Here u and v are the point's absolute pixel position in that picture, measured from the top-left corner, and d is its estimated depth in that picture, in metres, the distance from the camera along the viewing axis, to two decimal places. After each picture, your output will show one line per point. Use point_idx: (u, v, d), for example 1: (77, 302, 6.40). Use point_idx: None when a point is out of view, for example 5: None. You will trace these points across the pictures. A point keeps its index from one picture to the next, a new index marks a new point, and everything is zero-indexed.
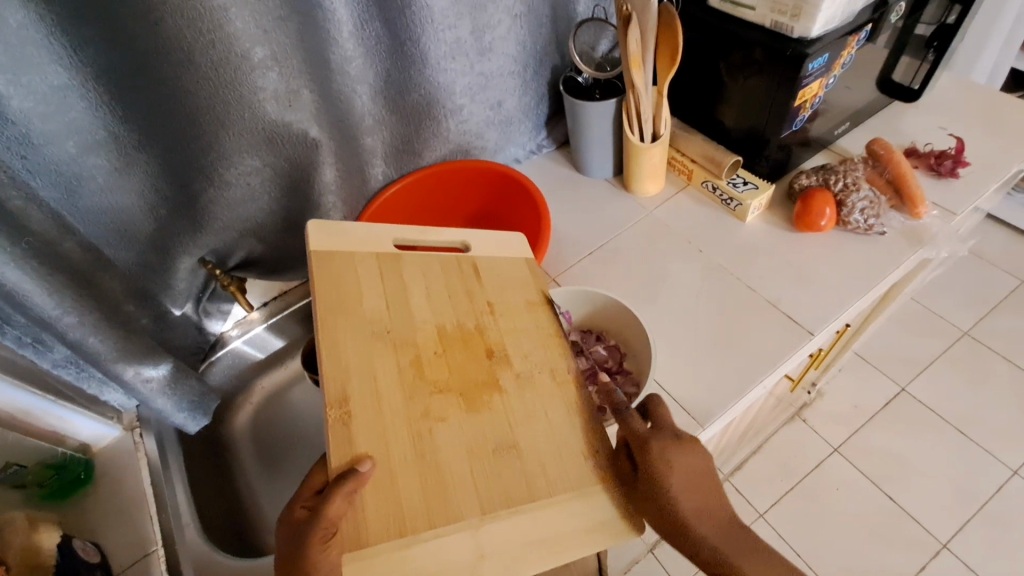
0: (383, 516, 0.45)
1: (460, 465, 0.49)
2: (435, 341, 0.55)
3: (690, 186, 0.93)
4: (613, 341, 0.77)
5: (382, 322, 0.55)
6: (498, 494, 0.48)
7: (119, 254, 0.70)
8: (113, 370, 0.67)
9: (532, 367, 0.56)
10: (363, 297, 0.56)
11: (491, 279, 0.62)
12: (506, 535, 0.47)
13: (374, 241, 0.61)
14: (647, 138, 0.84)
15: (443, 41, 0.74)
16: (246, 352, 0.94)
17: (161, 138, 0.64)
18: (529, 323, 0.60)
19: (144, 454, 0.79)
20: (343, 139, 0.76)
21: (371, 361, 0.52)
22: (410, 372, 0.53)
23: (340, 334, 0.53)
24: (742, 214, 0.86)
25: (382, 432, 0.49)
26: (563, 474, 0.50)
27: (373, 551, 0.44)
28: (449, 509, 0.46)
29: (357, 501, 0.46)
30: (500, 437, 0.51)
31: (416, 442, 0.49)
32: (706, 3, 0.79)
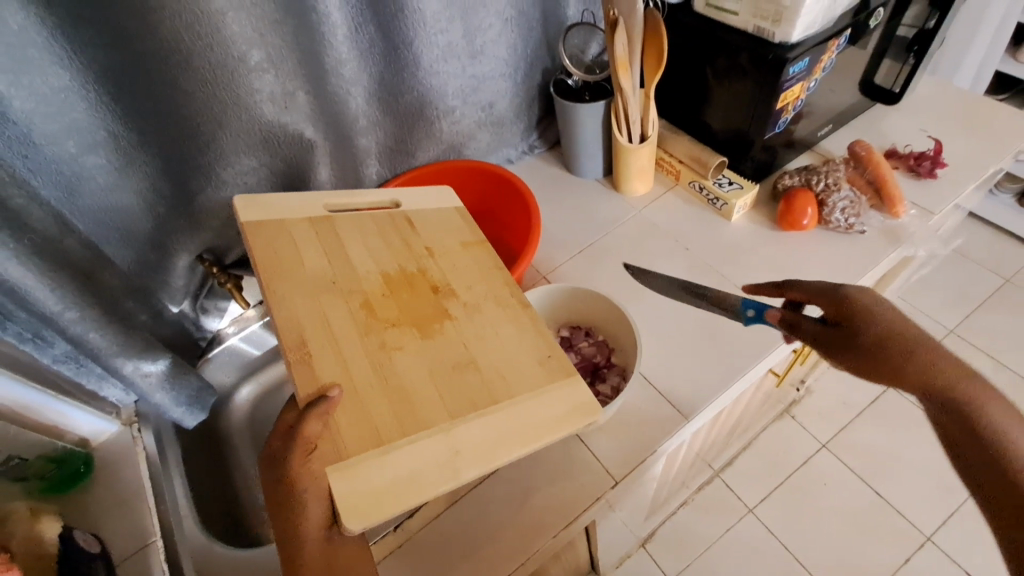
0: (359, 433, 0.49)
1: (421, 382, 0.53)
2: (381, 285, 0.59)
3: (678, 186, 0.95)
4: (601, 337, 0.80)
5: (326, 277, 0.59)
6: (462, 401, 0.52)
7: (118, 252, 0.72)
8: (113, 365, 0.69)
9: (477, 295, 0.61)
10: (302, 257, 0.59)
11: (426, 229, 0.67)
12: (479, 433, 0.51)
13: (308, 208, 0.65)
14: (634, 139, 0.86)
15: (436, 45, 0.76)
16: (242, 348, 0.95)
17: (158, 138, 0.65)
18: (468, 261, 0.64)
19: (143, 448, 0.80)
20: (337, 140, 0.77)
21: (321, 310, 0.56)
22: (360, 314, 0.56)
23: (285, 292, 0.56)
24: (728, 213, 0.89)
25: (342, 364, 0.52)
26: (521, 377, 0.55)
27: (356, 458, 0.47)
28: (420, 417, 0.50)
29: (332, 423, 0.49)
30: (456, 357, 0.55)
31: (376, 369, 0.53)
32: (691, 8, 0.81)
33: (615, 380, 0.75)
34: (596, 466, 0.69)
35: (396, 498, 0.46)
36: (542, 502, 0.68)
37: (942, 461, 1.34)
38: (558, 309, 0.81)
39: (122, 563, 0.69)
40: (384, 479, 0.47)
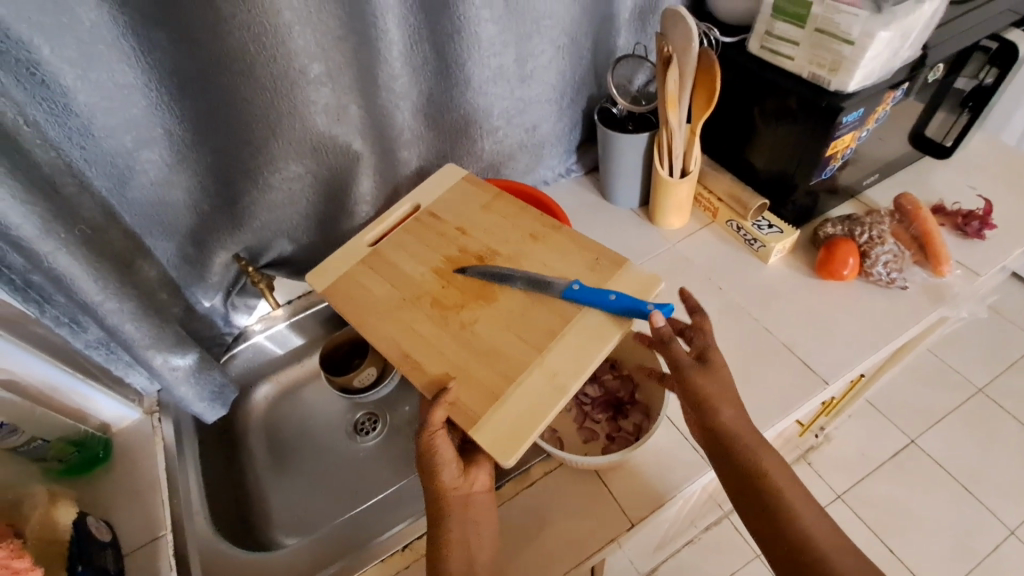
0: (479, 399, 0.61)
1: (502, 340, 0.66)
2: (437, 279, 0.72)
3: (714, 223, 0.94)
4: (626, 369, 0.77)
5: (395, 295, 0.72)
6: (538, 336, 0.65)
7: (159, 243, 0.73)
8: (144, 356, 0.69)
9: (515, 246, 0.74)
10: (376, 290, 0.72)
11: (446, 212, 0.78)
12: (563, 358, 0.64)
13: (353, 250, 0.77)
14: (676, 173, 0.86)
15: (488, 67, 0.76)
16: (266, 347, 0.96)
17: (212, 139, 0.67)
18: (495, 220, 0.77)
19: (161, 438, 0.81)
20: (383, 152, 0.78)
21: (404, 322, 0.68)
22: (433, 312, 0.69)
23: (376, 322, 0.69)
24: (765, 255, 0.87)
25: (440, 355, 0.65)
26: (568, 302, 0.68)
27: (486, 417, 0.60)
28: (514, 362, 0.64)
29: (456, 401, 0.62)
30: (521, 311, 0.68)
31: (466, 344, 0.66)
32: (744, 47, 0.80)
33: (638, 417, 0.74)
34: (614, 506, 0.67)
35: (527, 426, 0.59)
36: (556, 536, 0.66)
37: (961, 525, 1.29)
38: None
39: (133, 553, 0.71)
40: (513, 417, 0.60)
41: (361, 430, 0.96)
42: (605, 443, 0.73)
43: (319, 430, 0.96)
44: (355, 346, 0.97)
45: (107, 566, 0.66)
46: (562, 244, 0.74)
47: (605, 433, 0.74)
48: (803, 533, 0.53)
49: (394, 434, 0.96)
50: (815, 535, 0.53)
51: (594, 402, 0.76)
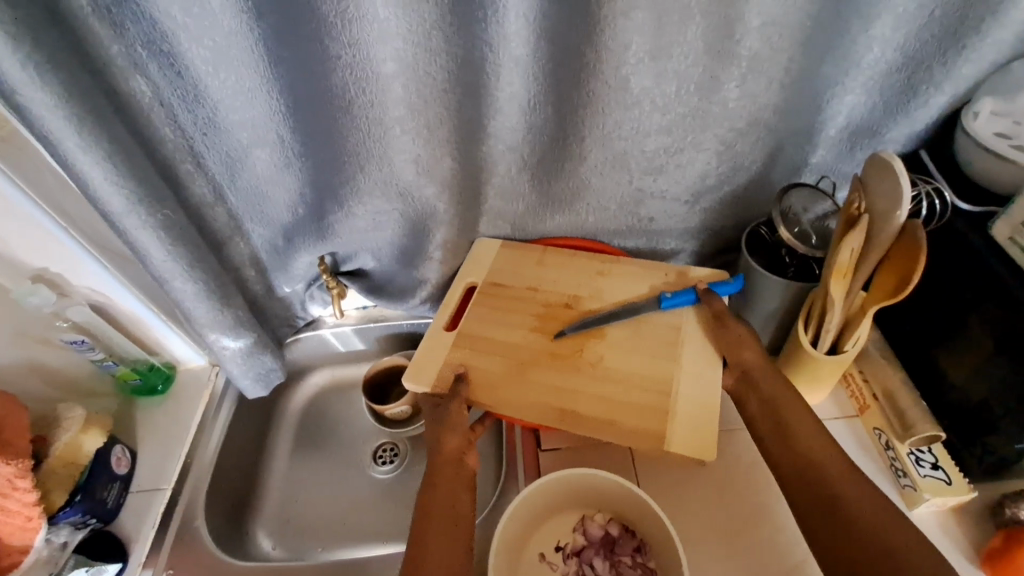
0: (647, 419, 0.61)
1: (635, 366, 0.65)
2: (538, 333, 0.70)
3: (858, 420, 0.70)
4: (651, 562, 0.61)
5: (502, 369, 0.67)
6: (657, 348, 0.66)
7: (256, 229, 0.76)
8: (201, 330, 0.73)
9: (599, 289, 0.74)
10: (488, 369, 0.68)
11: (508, 279, 0.76)
12: (698, 354, 0.65)
13: (439, 338, 0.72)
14: (822, 348, 0.65)
15: (611, 150, 0.66)
16: (330, 341, 0.98)
17: (317, 155, 0.66)
18: (563, 269, 0.76)
19: (210, 388, 0.87)
20: (469, 201, 0.74)
21: (535, 381, 0.66)
22: (555, 363, 0.67)
23: (508, 397, 0.65)
24: (909, 500, 0.62)
25: (590, 392, 0.64)
26: (665, 317, 0.69)
27: (672, 433, 0.60)
28: (656, 377, 0.64)
29: (628, 429, 0.61)
30: (634, 333, 0.68)
31: (608, 378, 0.64)
32: (988, 226, 0.56)
33: None
34: None
35: (710, 427, 0.60)
36: None
37: None
38: (621, 505, 0.63)
39: (135, 492, 0.76)
40: (697, 423, 0.60)
41: (379, 459, 0.93)
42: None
43: (345, 437, 0.96)
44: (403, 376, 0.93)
45: (106, 500, 0.72)
46: (632, 270, 0.75)
47: None
48: (818, 474, 0.54)
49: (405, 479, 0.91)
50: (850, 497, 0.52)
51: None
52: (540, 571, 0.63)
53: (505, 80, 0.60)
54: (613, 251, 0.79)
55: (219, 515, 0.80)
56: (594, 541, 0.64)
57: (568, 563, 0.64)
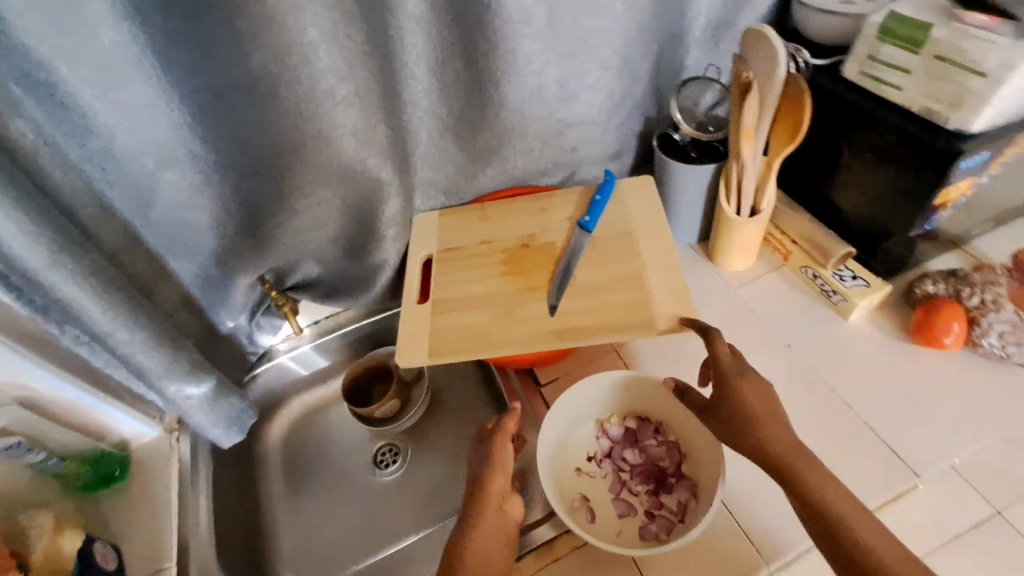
0: (633, 313, 0.66)
1: (606, 274, 0.70)
2: (508, 277, 0.73)
3: (786, 267, 0.82)
4: (672, 437, 0.68)
5: (489, 318, 0.70)
6: (619, 254, 0.72)
7: (183, 265, 0.70)
8: (157, 384, 0.67)
9: (547, 223, 0.78)
10: (475, 322, 0.70)
11: (460, 241, 0.78)
12: (654, 247, 0.72)
13: (416, 312, 0.72)
14: (743, 212, 0.75)
15: (525, 86, 0.70)
16: (290, 367, 0.93)
17: (238, 162, 0.63)
18: (509, 216, 0.80)
19: (178, 455, 0.79)
20: (402, 173, 0.73)
21: (524, 316, 0.69)
22: (535, 295, 0.70)
23: (505, 340, 0.67)
24: (845, 311, 0.75)
25: (573, 307, 0.68)
26: (612, 226, 0.76)
27: (660, 318, 0.65)
28: (629, 277, 0.70)
29: (623, 328, 0.65)
30: (594, 248, 0.74)
31: (588, 293, 0.69)
32: (839, 72, 0.68)
33: (684, 494, 0.64)
34: None
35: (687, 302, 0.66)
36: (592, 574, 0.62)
37: None
38: (629, 398, 0.70)
39: None
40: (675, 299, 0.67)
41: (380, 464, 0.89)
42: (643, 521, 0.64)
43: (337, 456, 0.92)
44: (380, 373, 0.92)
45: None
46: (568, 199, 0.80)
47: (644, 510, 0.65)
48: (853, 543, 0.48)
49: (414, 474, 0.88)
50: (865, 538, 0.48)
51: (632, 471, 0.68)
52: (581, 483, 0.67)
53: (410, 41, 0.61)
54: (547, 188, 0.84)
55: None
56: (618, 439, 0.70)
57: (605, 466, 0.69)
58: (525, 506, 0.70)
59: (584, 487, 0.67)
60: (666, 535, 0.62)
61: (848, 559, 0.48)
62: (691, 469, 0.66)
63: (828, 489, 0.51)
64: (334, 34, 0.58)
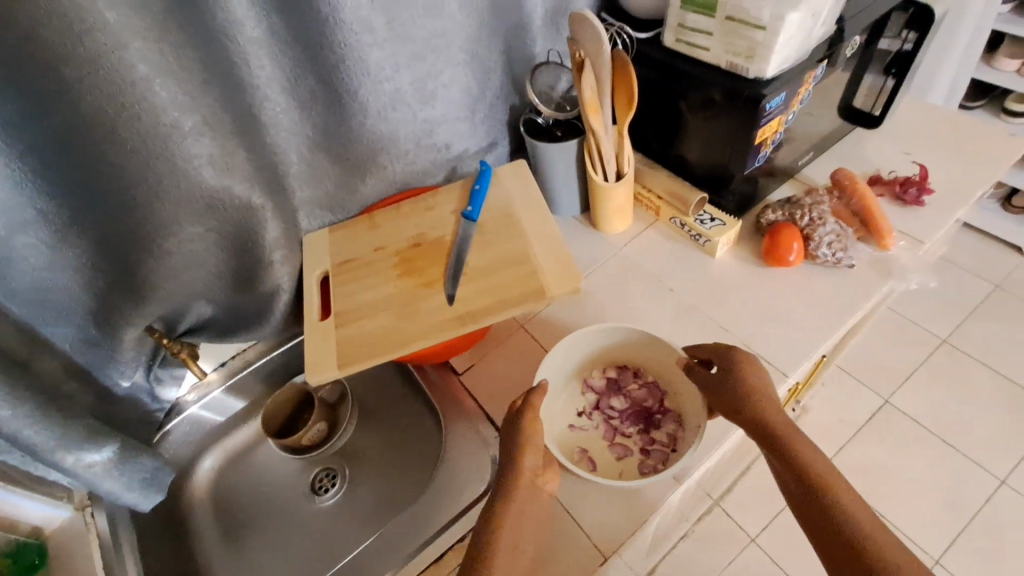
0: (524, 286, 0.71)
1: (495, 255, 0.75)
2: (405, 277, 0.75)
3: (659, 221, 0.91)
4: (650, 378, 0.78)
5: (393, 319, 0.72)
6: (504, 234, 0.77)
7: (57, 330, 0.66)
8: (50, 459, 0.63)
9: (434, 219, 0.81)
10: (380, 326, 0.71)
11: (354, 253, 0.79)
12: (536, 221, 0.77)
13: (320, 329, 0.72)
14: (610, 178, 0.83)
15: (383, 92, 0.72)
16: (203, 417, 0.89)
17: (95, 213, 0.61)
18: (397, 220, 0.82)
19: (96, 532, 0.73)
20: (278, 195, 0.73)
21: (426, 309, 0.71)
22: (433, 289, 0.73)
23: (411, 336, 0.69)
24: (711, 250, 0.85)
25: (469, 293, 0.72)
26: (495, 210, 0.80)
27: (549, 284, 0.70)
28: (517, 253, 0.74)
29: (516, 301, 0.70)
30: (481, 234, 0.78)
31: (481, 276, 0.73)
32: (661, 41, 0.77)
33: (670, 425, 0.74)
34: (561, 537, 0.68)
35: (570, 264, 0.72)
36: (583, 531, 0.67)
37: (938, 478, 1.39)
38: (596, 353, 0.79)
39: None
40: (560, 263, 0.72)
41: (319, 489, 0.88)
42: (641, 458, 0.72)
43: (273, 494, 0.89)
44: (302, 400, 0.90)
45: None
46: (450, 194, 0.84)
47: (639, 448, 0.73)
48: (844, 521, 0.57)
49: (355, 490, 0.88)
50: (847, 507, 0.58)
51: (622, 415, 0.76)
52: (579, 437, 0.74)
53: (257, 64, 0.61)
54: (430, 188, 0.87)
55: None
56: (601, 389, 0.78)
57: (596, 417, 0.76)
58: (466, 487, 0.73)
59: (581, 440, 0.75)
60: (664, 465, 0.71)
61: (839, 538, 0.56)
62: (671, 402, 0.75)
63: (816, 462, 0.61)
64: (168, 65, 0.56)
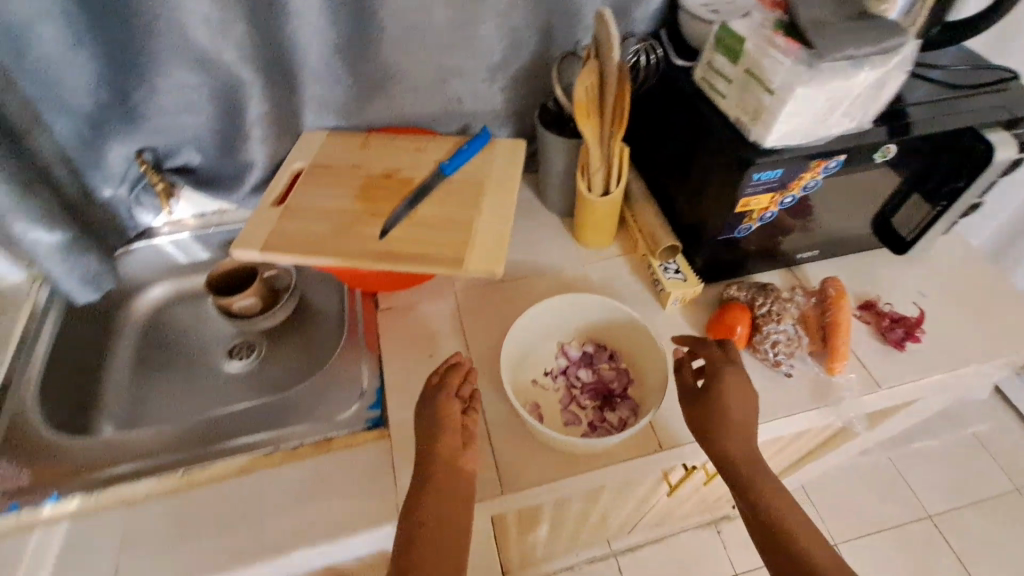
0: (452, 250, 0.72)
1: (445, 213, 0.76)
2: (361, 199, 0.78)
3: (632, 254, 0.88)
4: (624, 364, 0.76)
5: (329, 231, 0.75)
6: (463, 199, 0.78)
7: (58, 123, 0.74)
8: (3, 219, 0.72)
9: (416, 161, 0.83)
10: (314, 231, 0.75)
11: (332, 162, 0.83)
12: (496, 200, 0.78)
13: (266, 215, 0.77)
14: (595, 190, 0.81)
15: (394, 18, 0.75)
16: (168, 251, 0.98)
17: (106, 28, 0.68)
18: (385, 149, 0.85)
19: (33, 299, 0.85)
20: (280, 79, 0.78)
21: (359, 234, 0.74)
22: (375, 220, 0.76)
23: (332, 250, 0.72)
24: (663, 300, 0.81)
25: (402, 235, 0.73)
26: (468, 176, 0.81)
27: (473, 258, 0.71)
28: (463, 220, 0.75)
29: (437, 260, 0.71)
30: (445, 190, 0.79)
31: (422, 226, 0.75)
32: (693, 74, 0.73)
33: (625, 412, 0.71)
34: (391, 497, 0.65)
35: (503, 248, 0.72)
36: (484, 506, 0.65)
37: None
38: (581, 321, 0.77)
39: None
40: (494, 244, 0.73)
41: (234, 355, 0.95)
42: (585, 429, 0.70)
43: (194, 340, 0.97)
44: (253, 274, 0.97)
45: None
46: (442, 146, 0.86)
47: (588, 420, 0.71)
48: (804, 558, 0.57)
49: (258, 369, 0.94)
50: (809, 547, 0.58)
51: (583, 388, 0.74)
52: (535, 392, 0.74)
53: None
54: (431, 133, 0.89)
55: (54, 411, 0.80)
56: (575, 359, 0.76)
57: (558, 381, 0.75)
58: (330, 405, 0.76)
59: (537, 397, 0.73)
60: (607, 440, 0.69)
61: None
62: (636, 391, 0.73)
63: (773, 496, 0.61)
64: None
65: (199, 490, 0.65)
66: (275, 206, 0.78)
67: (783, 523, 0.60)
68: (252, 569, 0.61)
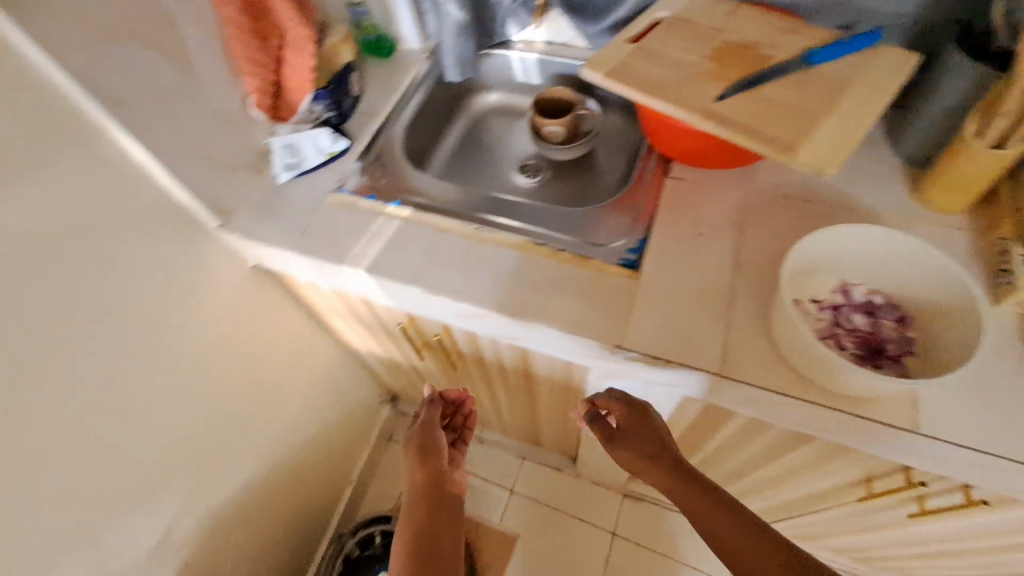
0: (789, 133, 0.68)
1: (793, 99, 0.71)
2: (712, 61, 0.78)
3: (981, 234, 0.73)
4: (909, 333, 0.66)
5: (670, 78, 0.77)
6: (818, 93, 0.72)
7: None
8: None
9: (780, 44, 0.79)
10: (656, 74, 0.77)
11: (695, 22, 0.83)
12: (854, 105, 0.70)
13: (619, 48, 0.82)
14: (987, 137, 0.65)
15: None
16: (513, 67, 1.12)
17: None
18: (752, 24, 0.82)
19: (417, 68, 1.06)
20: None
21: (697, 90, 0.74)
22: (717, 83, 0.75)
23: (668, 95, 0.74)
24: (999, 294, 0.67)
25: (739, 105, 0.72)
26: (832, 73, 0.74)
27: (809, 148, 0.66)
28: (810, 112, 0.70)
29: (767, 137, 0.68)
30: (800, 79, 0.74)
31: (765, 103, 0.71)
32: None
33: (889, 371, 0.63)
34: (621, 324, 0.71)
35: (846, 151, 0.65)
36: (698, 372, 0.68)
37: None
38: (884, 267, 0.69)
39: (355, 113, 0.99)
40: (836, 145, 0.66)
41: (524, 171, 1.09)
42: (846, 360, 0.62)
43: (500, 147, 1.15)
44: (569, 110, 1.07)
45: (344, 103, 0.97)
46: (814, 37, 0.79)
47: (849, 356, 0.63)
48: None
49: (541, 188, 1.07)
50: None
51: (852, 330, 0.66)
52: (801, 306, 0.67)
53: None
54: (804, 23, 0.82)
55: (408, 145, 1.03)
56: (854, 302, 0.69)
57: (824, 314, 0.68)
58: (597, 233, 0.83)
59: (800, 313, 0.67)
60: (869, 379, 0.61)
61: None
62: (917, 362, 0.63)
63: (736, 551, 0.59)
64: None
65: (482, 245, 0.81)
66: (629, 43, 0.82)
67: (752, 552, 0.58)
68: (504, 314, 0.74)
